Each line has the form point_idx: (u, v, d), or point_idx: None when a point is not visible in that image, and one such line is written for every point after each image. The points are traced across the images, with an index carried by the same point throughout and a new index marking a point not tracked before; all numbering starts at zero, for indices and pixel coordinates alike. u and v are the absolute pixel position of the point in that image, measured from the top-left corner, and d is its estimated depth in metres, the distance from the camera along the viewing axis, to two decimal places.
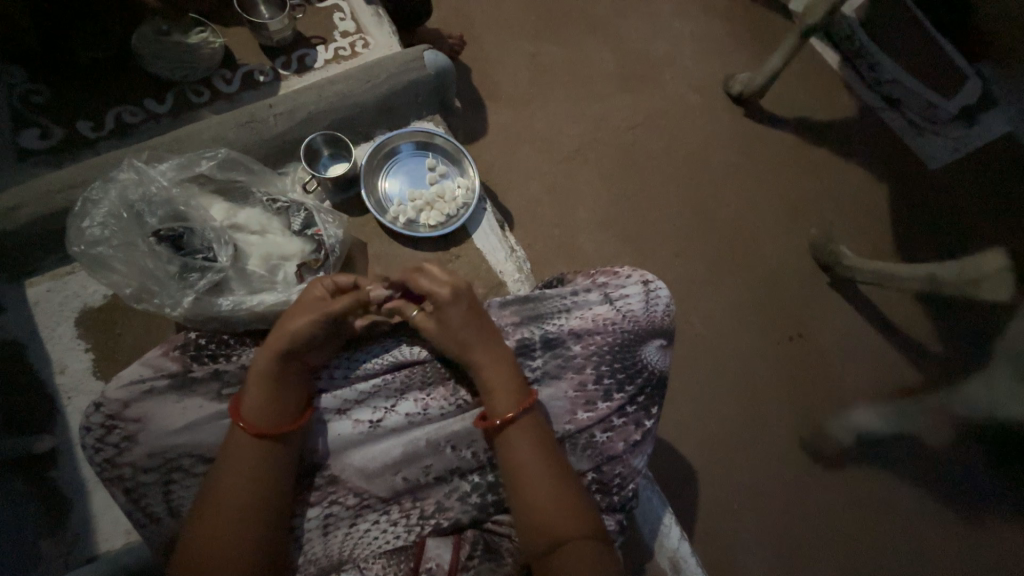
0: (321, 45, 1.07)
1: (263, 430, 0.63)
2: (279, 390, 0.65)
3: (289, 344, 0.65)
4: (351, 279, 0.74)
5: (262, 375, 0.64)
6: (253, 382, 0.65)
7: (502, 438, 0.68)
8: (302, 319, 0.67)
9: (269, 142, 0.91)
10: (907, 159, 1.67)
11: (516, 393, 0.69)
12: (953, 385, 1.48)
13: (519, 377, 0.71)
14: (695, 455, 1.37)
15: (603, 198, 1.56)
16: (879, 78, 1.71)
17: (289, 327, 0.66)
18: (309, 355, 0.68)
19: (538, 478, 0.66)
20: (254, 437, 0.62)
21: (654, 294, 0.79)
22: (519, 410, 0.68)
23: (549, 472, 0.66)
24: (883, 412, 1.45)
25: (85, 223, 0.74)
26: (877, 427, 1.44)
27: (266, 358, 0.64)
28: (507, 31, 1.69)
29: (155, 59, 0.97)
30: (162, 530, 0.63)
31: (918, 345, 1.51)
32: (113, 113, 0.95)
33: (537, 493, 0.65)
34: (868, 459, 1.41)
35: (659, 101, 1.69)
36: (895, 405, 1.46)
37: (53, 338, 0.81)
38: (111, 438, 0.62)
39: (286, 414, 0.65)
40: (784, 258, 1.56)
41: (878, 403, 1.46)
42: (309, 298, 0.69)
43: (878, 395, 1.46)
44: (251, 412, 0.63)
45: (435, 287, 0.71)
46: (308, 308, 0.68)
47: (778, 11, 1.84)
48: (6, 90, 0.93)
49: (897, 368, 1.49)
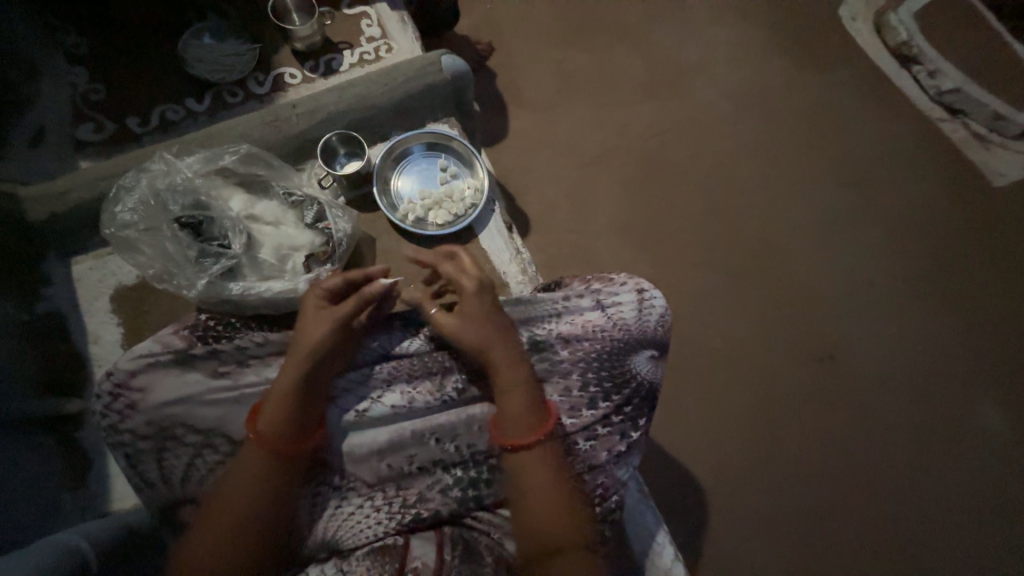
0: (348, 49, 1.12)
1: (276, 444, 0.65)
2: (295, 406, 0.66)
3: (309, 362, 0.67)
4: (338, 280, 0.74)
5: (284, 390, 0.66)
6: (271, 394, 0.67)
7: (524, 458, 0.69)
8: (320, 329, 0.69)
9: (290, 140, 0.96)
10: (937, 180, 1.64)
11: (540, 407, 0.70)
12: (991, 419, 1.40)
13: (536, 387, 0.71)
14: (701, 475, 1.33)
15: (623, 204, 1.55)
16: (940, 87, 1.71)
17: (309, 343, 0.68)
18: (328, 366, 0.69)
19: (550, 490, 0.67)
20: (264, 450, 0.65)
21: (648, 302, 0.78)
22: (544, 432, 0.69)
23: (560, 486, 0.68)
24: (911, 442, 1.38)
25: (118, 208, 0.81)
26: (906, 456, 1.37)
27: (290, 377, 0.67)
28: (534, 37, 1.70)
29: (196, 62, 1.04)
30: (154, 496, 0.67)
31: (954, 374, 1.43)
32: (158, 111, 1.03)
33: (544, 504, 0.66)
34: (891, 489, 1.34)
35: (688, 108, 1.66)
36: (926, 435, 1.38)
37: (91, 310, 0.90)
38: (116, 405, 0.67)
39: (297, 426, 0.66)
40: (809, 275, 1.52)
41: (905, 433, 1.38)
42: (309, 312, 0.71)
43: (907, 422, 1.39)
44: (266, 423, 0.65)
45: (462, 276, 0.74)
46: (316, 321, 0.70)
47: (822, 20, 1.78)
48: (68, 87, 1.01)
49: (926, 396, 1.41)
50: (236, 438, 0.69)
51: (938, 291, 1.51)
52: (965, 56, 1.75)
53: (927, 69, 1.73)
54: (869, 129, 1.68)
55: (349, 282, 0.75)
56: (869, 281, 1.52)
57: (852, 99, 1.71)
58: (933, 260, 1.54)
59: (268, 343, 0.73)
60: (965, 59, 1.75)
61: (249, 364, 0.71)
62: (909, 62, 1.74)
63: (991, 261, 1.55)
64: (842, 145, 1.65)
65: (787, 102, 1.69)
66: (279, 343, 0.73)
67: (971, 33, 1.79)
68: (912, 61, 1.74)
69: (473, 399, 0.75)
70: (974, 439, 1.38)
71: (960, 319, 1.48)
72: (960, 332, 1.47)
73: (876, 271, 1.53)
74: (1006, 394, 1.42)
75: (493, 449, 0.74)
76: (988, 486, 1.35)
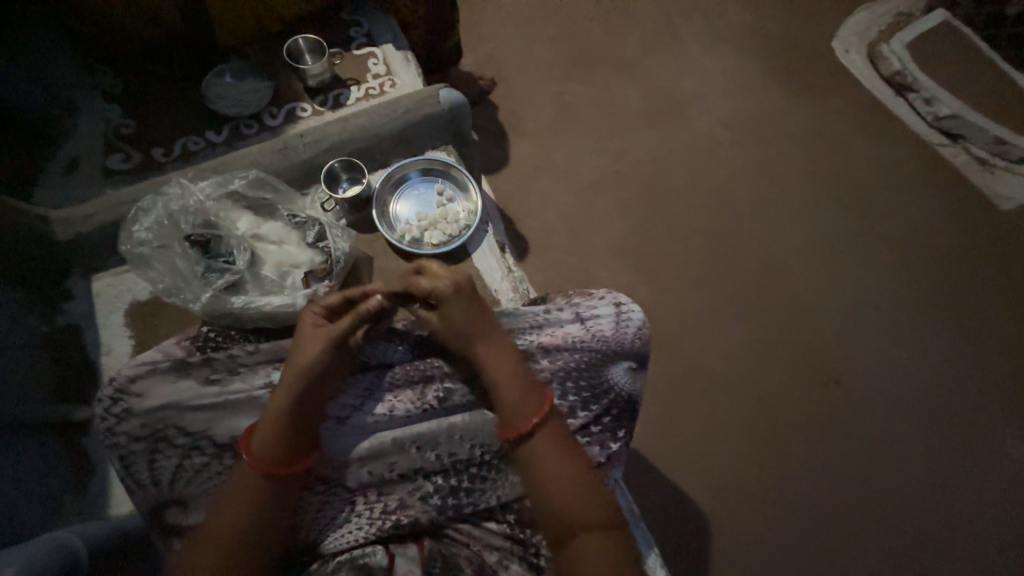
0: (355, 85, 1.21)
1: (269, 470, 0.67)
2: (287, 429, 0.68)
3: (300, 383, 0.69)
4: (337, 297, 0.77)
5: (275, 413, 0.68)
6: (263, 415, 0.69)
7: (534, 450, 0.69)
8: (313, 348, 0.72)
9: (298, 167, 1.04)
10: (940, 203, 1.63)
11: (534, 392, 0.72)
12: (1002, 448, 1.36)
13: (532, 379, 0.73)
14: (702, 501, 1.30)
15: (621, 228, 1.58)
16: (937, 113, 1.73)
17: (304, 360, 0.71)
18: (321, 385, 0.72)
19: (566, 481, 0.68)
20: (260, 476, 0.67)
21: (626, 315, 0.79)
22: (544, 415, 0.70)
23: (575, 476, 0.68)
24: (919, 470, 1.34)
25: (135, 227, 0.88)
26: (915, 484, 1.33)
27: (281, 399, 0.69)
28: (535, 71, 1.80)
29: (217, 99, 1.14)
30: (144, 496, 0.70)
31: (961, 400, 1.40)
32: (180, 142, 1.13)
33: (563, 493, 0.67)
34: (901, 519, 1.29)
35: (684, 135, 1.71)
36: (934, 463, 1.34)
37: (106, 324, 0.95)
38: (114, 409, 0.71)
39: (291, 451, 0.68)
40: (810, 297, 1.51)
41: (912, 460, 1.35)
42: (307, 329, 0.74)
43: (913, 449, 1.36)
44: (258, 449, 0.68)
45: (440, 282, 0.77)
46: (315, 339, 0.73)
47: (815, 51, 1.84)
48: (103, 122, 1.12)
49: (935, 423, 1.38)
50: (223, 442, 0.72)
51: (942, 315, 1.49)
52: (960, 84, 1.78)
53: (923, 96, 1.76)
54: (866, 154, 1.69)
55: (345, 299, 0.77)
56: (870, 304, 1.51)
57: (848, 126, 1.74)
58: (937, 284, 1.53)
59: (257, 352, 0.76)
60: (960, 87, 1.78)
61: (239, 372, 0.75)
62: (904, 90, 1.78)
63: (995, 286, 1.53)
64: (839, 170, 1.67)
65: (782, 129, 1.73)
66: (268, 353, 0.76)
67: (966, 62, 1.82)
68: (907, 88, 1.77)
69: (455, 408, 0.76)
70: (986, 469, 1.34)
71: (965, 344, 1.46)
72: (966, 357, 1.45)
73: (879, 294, 1.52)
74: (1018, 422, 1.39)
75: (474, 458, 0.75)
76: (1003, 519, 1.29)
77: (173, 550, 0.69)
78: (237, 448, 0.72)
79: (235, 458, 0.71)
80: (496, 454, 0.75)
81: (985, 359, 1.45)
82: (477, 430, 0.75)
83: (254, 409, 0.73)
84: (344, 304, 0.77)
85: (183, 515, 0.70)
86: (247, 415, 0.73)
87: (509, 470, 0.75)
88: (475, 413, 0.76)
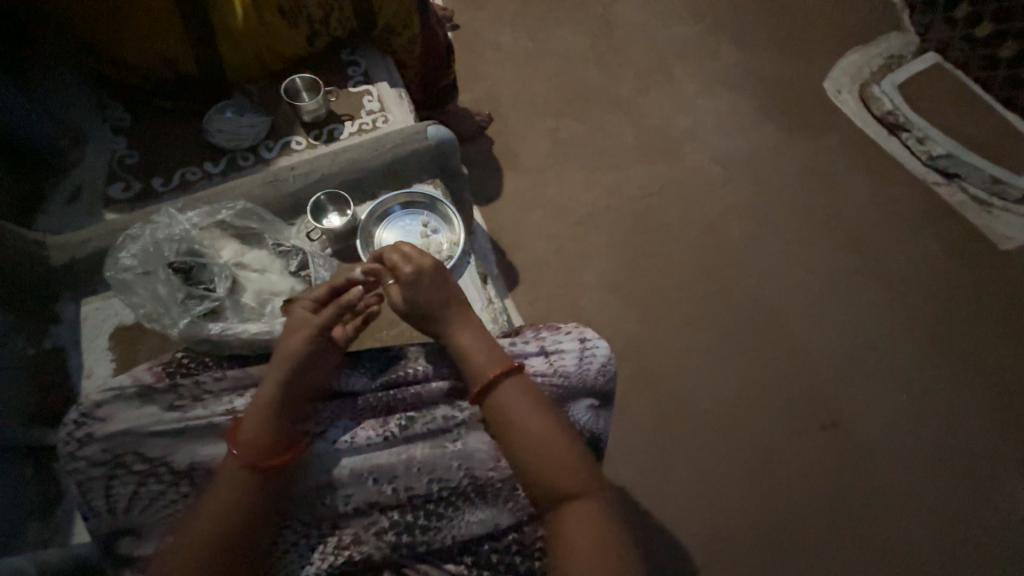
0: (349, 120, 1.26)
1: (254, 460, 0.68)
2: (276, 418, 0.71)
3: (286, 372, 0.73)
4: (324, 291, 0.82)
5: (264, 403, 0.72)
6: (249, 413, 0.72)
7: (507, 416, 0.73)
8: (296, 338, 0.76)
9: (286, 198, 1.08)
10: (936, 242, 1.62)
11: (503, 359, 0.77)
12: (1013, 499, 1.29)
13: (501, 349, 0.79)
14: (694, 550, 1.24)
15: (612, 261, 1.59)
16: (931, 152, 1.74)
17: (286, 350, 0.75)
18: (306, 375, 0.75)
19: (552, 438, 0.71)
20: (243, 467, 0.68)
21: (589, 352, 0.83)
22: (515, 373, 0.76)
23: (560, 431, 0.72)
24: (924, 520, 1.28)
25: (122, 254, 0.91)
26: (920, 535, 1.26)
27: (270, 387, 0.72)
28: (532, 108, 1.85)
29: (216, 132, 1.20)
30: (99, 523, 0.71)
31: (967, 446, 1.35)
32: (180, 172, 1.18)
33: (550, 450, 0.71)
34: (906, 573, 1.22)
35: (676, 172, 1.74)
36: (940, 512, 1.28)
37: (90, 347, 0.97)
38: (77, 433, 0.72)
39: (278, 440, 0.71)
40: (803, 335, 1.49)
41: (916, 509, 1.29)
42: (295, 321, 0.79)
43: (917, 497, 1.30)
44: (245, 443, 0.69)
45: (407, 263, 0.83)
46: (298, 329, 0.78)
47: (807, 92, 1.88)
48: (109, 153, 1.18)
49: (940, 471, 1.32)
50: (180, 470, 0.72)
51: (944, 356, 1.45)
52: (954, 124, 1.80)
53: (916, 135, 1.77)
54: (860, 192, 1.70)
55: (330, 290, 0.83)
56: (867, 343, 1.47)
57: (841, 164, 1.75)
58: (937, 324, 1.50)
59: (222, 379, 0.77)
60: (955, 127, 1.79)
61: (202, 399, 0.76)
62: (896, 130, 1.79)
63: (998, 327, 1.50)
64: (832, 207, 1.68)
65: (775, 167, 1.75)
66: (233, 379, 0.77)
67: (961, 103, 1.84)
68: (899, 128, 1.79)
69: (416, 438, 0.76)
70: (996, 521, 1.27)
71: (969, 387, 1.42)
72: (970, 400, 1.40)
73: (876, 333, 1.49)
74: None
75: (432, 493, 0.75)
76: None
77: None
78: (194, 477, 0.72)
79: (191, 487, 0.72)
80: (453, 490, 0.75)
81: (992, 403, 1.40)
82: (435, 463, 0.75)
83: (213, 436, 0.74)
84: (328, 296, 0.82)
85: (136, 545, 0.71)
86: (207, 442, 0.73)
87: (466, 507, 0.75)
88: (435, 444, 0.76)
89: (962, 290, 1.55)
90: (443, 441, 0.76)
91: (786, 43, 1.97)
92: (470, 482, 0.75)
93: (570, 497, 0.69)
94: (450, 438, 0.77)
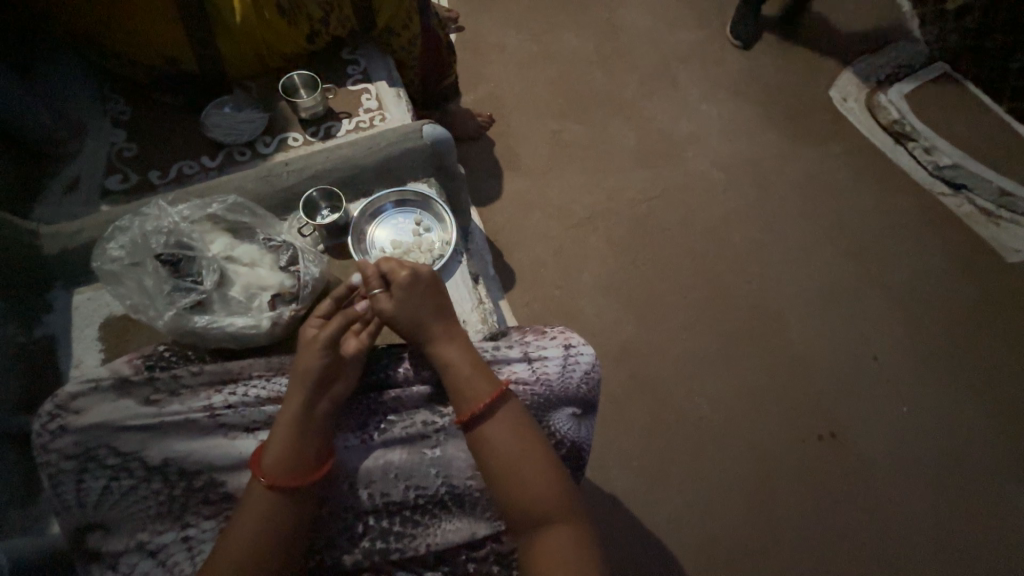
0: (346, 118, 1.26)
1: (278, 481, 0.68)
2: (302, 438, 0.71)
3: (306, 391, 0.72)
4: (328, 303, 0.81)
5: (286, 423, 0.71)
6: (274, 433, 0.71)
7: (488, 434, 0.72)
8: (311, 353, 0.74)
9: (280, 193, 1.07)
10: (943, 253, 1.59)
11: (486, 377, 0.75)
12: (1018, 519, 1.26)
13: (489, 370, 0.77)
14: (686, 560, 1.22)
15: (610, 265, 1.58)
16: (938, 163, 1.71)
17: (299, 369, 0.74)
18: (326, 391, 0.74)
19: (529, 457, 0.71)
20: (266, 488, 0.68)
21: (573, 359, 0.82)
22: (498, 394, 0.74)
23: (539, 449, 0.72)
24: (924, 538, 1.24)
25: (110, 245, 0.92)
26: (920, 553, 1.22)
27: (294, 407, 0.71)
28: (534, 110, 1.84)
29: (213, 126, 1.20)
30: (69, 517, 0.71)
31: (970, 462, 1.31)
32: (177, 166, 1.19)
33: (528, 472, 0.70)
34: None
35: (678, 177, 1.72)
36: (941, 530, 1.25)
37: (80, 337, 0.97)
38: (51, 426, 0.73)
39: (307, 462, 0.70)
40: (803, 344, 1.46)
41: (916, 527, 1.25)
42: (304, 340, 0.77)
43: (918, 514, 1.26)
44: (269, 463, 0.69)
45: (400, 270, 0.80)
46: (308, 349, 0.75)
47: (812, 99, 1.86)
48: (108, 145, 1.19)
49: (943, 488, 1.29)
50: (153, 465, 0.73)
51: (947, 369, 1.42)
52: (963, 134, 1.77)
53: (923, 145, 1.74)
54: (865, 201, 1.67)
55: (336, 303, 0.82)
56: (869, 354, 1.44)
57: (846, 172, 1.73)
58: (942, 336, 1.46)
59: (200, 373, 0.78)
60: (963, 137, 1.76)
61: (179, 394, 0.76)
62: (903, 139, 1.77)
63: (1005, 342, 1.46)
64: (836, 215, 1.65)
65: (778, 174, 1.72)
66: (211, 374, 0.78)
67: (971, 112, 1.81)
68: (907, 137, 1.77)
69: (394, 442, 0.77)
70: (999, 542, 1.23)
71: (974, 402, 1.38)
72: (975, 416, 1.36)
73: (878, 344, 1.46)
74: None
75: (408, 500, 0.75)
76: None
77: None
78: (166, 472, 0.73)
79: (163, 482, 0.73)
80: (430, 498, 0.75)
81: (996, 419, 1.36)
82: (413, 470, 0.76)
83: (188, 431, 0.74)
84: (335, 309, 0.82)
85: (105, 540, 0.71)
86: (181, 436, 0.74)
87: (443, 516, 0.76)
88: (412, 450, 0.76)
89: (969, 302, 1.51)
90: (422, 447, 0.77)
91: (792, 50, 1.95)
92: (448, 491, 0.76)
93: (548, 521, 0.69)
94: (428, 444, 0.77)
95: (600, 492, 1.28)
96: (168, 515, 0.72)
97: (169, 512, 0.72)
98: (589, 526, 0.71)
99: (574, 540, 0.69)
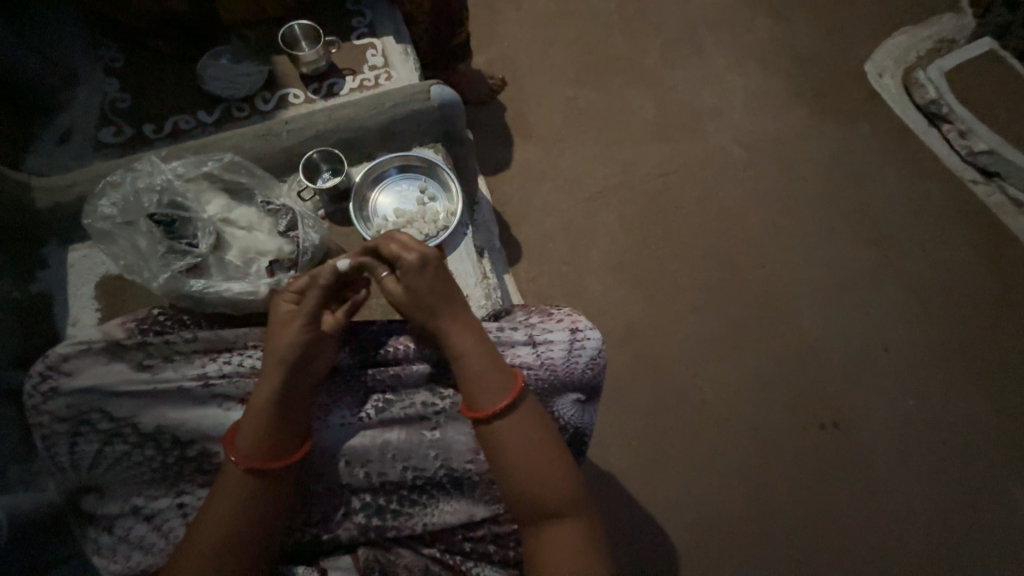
0: (351, 75, 1.18)
1: (259, 463, 0.66)
2: (290, 417, 0.69)
3: (284, 369, 0.69)
4: (305, 279, 0.75)
5: (261, 404, 0.68)
6: (247, 414, 0.69)
7: (498, 430, 0.70)
8: (291, 331, 0.71)
9: (278, 154, 1.01)
10: (968, 246, 1.52)
11: (500, 370, 0.72)
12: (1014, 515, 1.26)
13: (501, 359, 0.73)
14: (679, 538, 1.24)
15: (620, 242, 1.52)
16: (972, 148, 1.61)
17: (279, 345, 0.70)
18: (308, 369, 0.71)
19: (536, 451, 0.69)
20: (246, 470, 0.67)
21: (579, 344, 0.79)
22: (514, 394, 0.70)
23: (547, 442, 0.70)
24: (917, 530, 1.25)
25: (101, 201, 0.88)
26: (912, 543, 1.23)
27: (268, 389, 0.68)
28: (549, 74, 1.74)
29: (210, 79, 1.14)
30: (64, 478, 0.71)
31: (972, 458, 1.30)
32: (172, 120, 1.13)
33: (533, 465, 0.69)
34: None
35: (697, 152, 1.64)
36: (934, 521, 1.25)
37: (76, 295, 0.95)
38: (42, 386, 0.72)
39: (291, 441, 0.69)
40: (815, 332, 1.42)
41: (910, 517, 1.26)
42: (278, 316, 0.74)
43: (913, 505, 1.26)
44: (243, 444, 0.67)
45: (405, 253, 0.75)
46: (285, 322, 0.72)
47: (846, 73, 1.74)
48: (100, 95, 1.14)
49: (942, 481, 1.28)
50: (146, 432, 0.72)
51: (959, 365, 1.39)
52: (1003, 118, 1.66)
53: (958, 128, 1.63)
54: (893, 185, 1.59)
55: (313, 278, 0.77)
56: (880, 345, 1.41)
57: (876, 155, 1.63)
58: (957, 330, 1.42)
59: (194, 341, 0.76)
60: (1005, 120, 1.65)
61: (172, 360, 0.75)
62: (938, 121, 1.66)
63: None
64: (860, 200, 1.58)
65: (803, 153, 1.64)
66: (205, 342, 0.77)
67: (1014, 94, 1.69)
68: (942, 118, 1.66)
69: (392, 422, 0.75)
70: (991, 536, 1.24)
71: (983, 398, 1.36)
72: (982, 412, 1.34)
73: (891, 335, 1.42)
74: None
75: (405, 480, 0.75)
76: None
77: (89, 536, 0.71)
78: (159, 440, 0.72)
79: (156, 449, 0.72)
80: (428, 480, 0.75)
81: (1004, 416, 1.34)
82: (411, 450, 0.75)
83: (181, 399, 0.73)
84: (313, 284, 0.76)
85: (100, 503, 0.72)
86: (176, 404, 0.73)
87: (441, 496, 0.75)
88: (411, 430, 0.75)
89: (991, 300, 1.46)
90: (420, 428, 0.75)
91: (829, 19, 1.82)
92: (446, 473, 0.75)
93: (554, 515, 0.68)
94: (428, 426, 0.76)
95: (597, 470, 1.28)
96: (162, 481, 0.72)
97: (163, 479, 0.72)
98: (594, 518, 0.70)
99: (580, 536, 0.67)
